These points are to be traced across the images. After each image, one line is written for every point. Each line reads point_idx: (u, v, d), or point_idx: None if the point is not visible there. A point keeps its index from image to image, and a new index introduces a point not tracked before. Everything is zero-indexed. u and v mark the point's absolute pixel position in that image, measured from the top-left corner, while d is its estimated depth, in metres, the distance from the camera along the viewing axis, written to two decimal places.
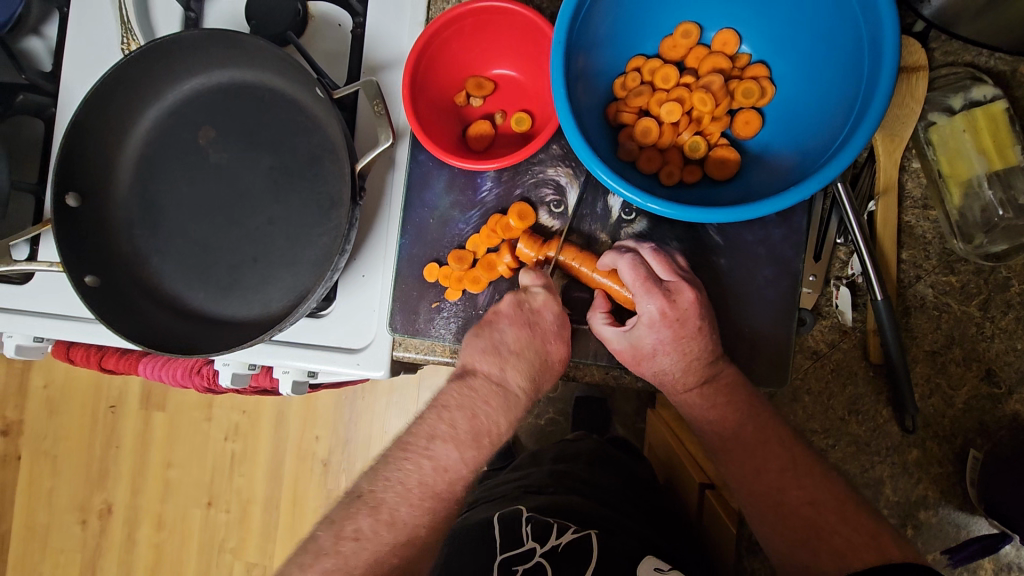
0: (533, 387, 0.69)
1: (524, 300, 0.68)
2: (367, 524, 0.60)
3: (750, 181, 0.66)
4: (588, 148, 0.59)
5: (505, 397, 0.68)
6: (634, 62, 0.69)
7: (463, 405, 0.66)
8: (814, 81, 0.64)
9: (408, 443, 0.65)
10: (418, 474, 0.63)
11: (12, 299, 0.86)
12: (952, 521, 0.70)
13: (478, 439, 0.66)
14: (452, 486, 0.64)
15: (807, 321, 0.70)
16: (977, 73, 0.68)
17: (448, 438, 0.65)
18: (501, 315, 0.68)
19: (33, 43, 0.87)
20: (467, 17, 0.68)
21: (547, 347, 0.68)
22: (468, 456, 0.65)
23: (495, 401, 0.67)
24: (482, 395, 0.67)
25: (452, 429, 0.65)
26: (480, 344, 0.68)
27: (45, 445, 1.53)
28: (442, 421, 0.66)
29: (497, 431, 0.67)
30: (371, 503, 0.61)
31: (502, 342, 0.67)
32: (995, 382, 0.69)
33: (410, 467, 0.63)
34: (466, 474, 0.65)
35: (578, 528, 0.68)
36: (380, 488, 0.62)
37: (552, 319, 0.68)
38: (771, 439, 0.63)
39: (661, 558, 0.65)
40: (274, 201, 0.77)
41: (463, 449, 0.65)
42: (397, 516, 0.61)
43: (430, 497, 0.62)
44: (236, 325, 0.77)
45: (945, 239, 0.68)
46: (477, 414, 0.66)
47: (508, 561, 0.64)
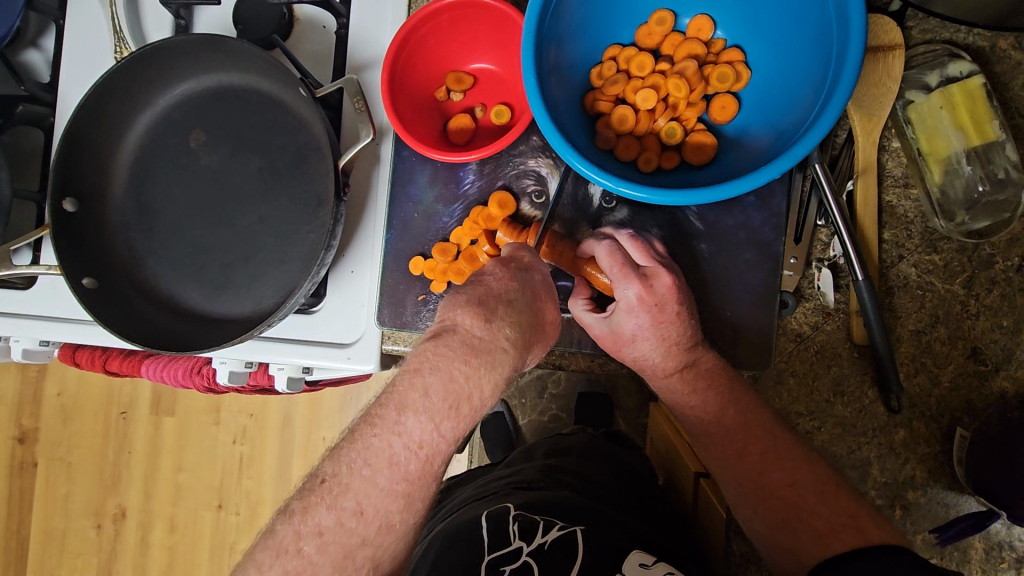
0: (526, 344, 0.55)
1: (511, 259, 0.62)
2: (329, 517, 0.48)
3: (727, 165, 0.67)
4: (562, 139, 0.60)
5: (491, 357, 0.52)
6: (610, 51, 0.70)
7: (438, 368, 0.51)
8: (788, 62, 0.64)
9: (375, 416, 0.50)
10: (388, 454, 0.49)
11: (18, 305, 0.88)
12: (941, 502, 0.70)
13: (457, 408, 0.51)
14: (428, 464, 0.50)
15: (788, 304, 0.70)
16: (954, 49, 0.67)
17: (422, 409, 0.49)
18: (488, 272, 0.59)
19: (30, 55, 0.89)
20: (443, 12, 0.69)
21: (539, 306, 0.59)
22: (445, 428, 0.50)
23: (478, 362, 0.51)
24: (462, 354, 0.51)
25: (426, 399, 0.49)
26: (464, 298, 0.56)
27: (61, 450, 1.57)
28: (414, 388, 0.50)
29: (480, 398, 0.52)
30: (334, 491, 0.49)
31: (490, 290, 0.57)
32: (981, 360, 0.69)
33: (378, 446, 0.49)
34: (446, 449, 0.51)
35: (564, 525, 0.68)
36: (345, 471, 0.49)
37: (539, 279, 0.61)
38: (752, 423, 0.64)
39: (646, 552, 0.66)
40: (262, 201, 0.79)
41: (437, 419, 0.50)
42: (368, 504, 0.48)
43: (403, 480, 0.49)
44: (230, 322, 0.79)
45: (927, 218, 0.68)
46: (455, 378, 0.50)
47: (496, 562, 0.64)
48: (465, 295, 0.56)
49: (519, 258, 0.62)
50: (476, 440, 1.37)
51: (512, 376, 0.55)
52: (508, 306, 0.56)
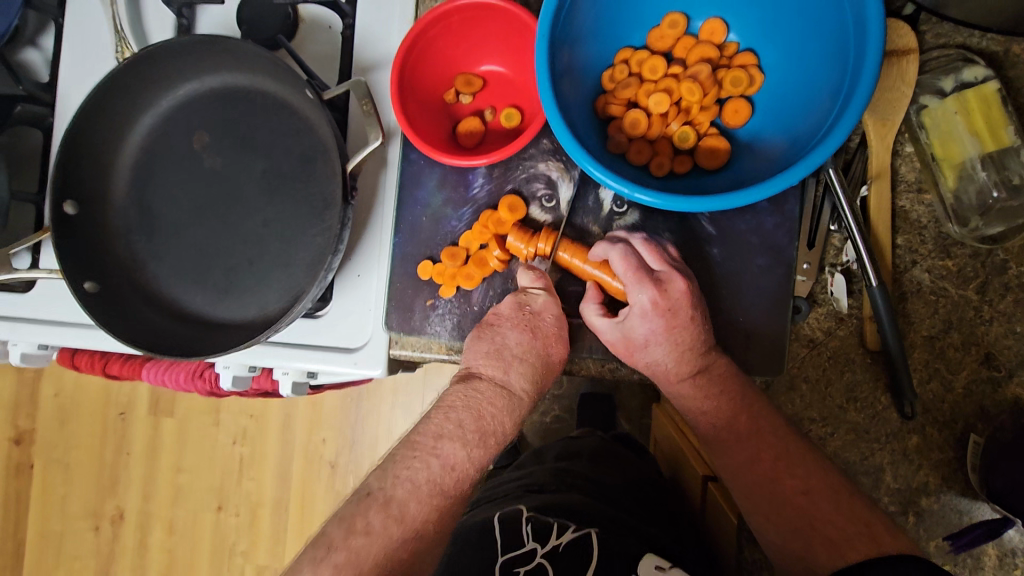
0: (537, 386, 0.65)
1: (524, 301, 0.66)
2: (376, 521, 0.55)
3: (740, 169, 0.66)
4: (577, 143, 0.59)
5: (507, 393, 0.63)
6: (622, 54, 0.69)
7: (468, 405, 0.62)
8: (803, 66, 0.64)
9: (415, 441, 0.60)
10: (426, 473, 0.58)
11: (17, 308, 0.87)
12: (954, 508, 0.69)
13: (484, 439, 0.61)
14: (460, 484, 0.59)
15: (802, 309, 0.70)
16: (968, 54, 0.67)
17: (455, 438, 0.60)
18: (502, 319, 0.66)
19: (30, 53, 0.88)
20: (453, 14, 0.68)
21: (549, 350, 0.66)
22: (474, 454, 0.60)
23: (502, 400, 0.63)
24: (488, 395, 0.63)
25: (459, 429, 0.60)
26: (484, 345, 0.65)
27: (57, 452, 1.55)
28: (447, 421, 0.61)
29: (502, 431, 0.62)
30: (380, 503, 0.56)
31: (506, 340, 0.65)
32: (994, 366, 0.68)
33: (416, 467, 0.58)
34: (473, 474, 0.60)
35: (577, 527, 0.68)
36: (390, 485, 0.57)
37: (551, 322, 0.66)
38: (764, 429, 0.63)
39: (662, 557, 0.65)
40: (267, 203, 0.78)
41: (467, 446, 0.60)
42: (407, 511, 0.56)
43: (438, 496, 0.58)
44: (235, 327, 0.78)
45: (941, 224, 0.68)
46: (483, 414, 0.62)
47: (509, 562, 0.65)
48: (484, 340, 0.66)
49: (531, 301, 0.67)
50: None
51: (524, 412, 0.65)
52: (522, 356, 0.65)
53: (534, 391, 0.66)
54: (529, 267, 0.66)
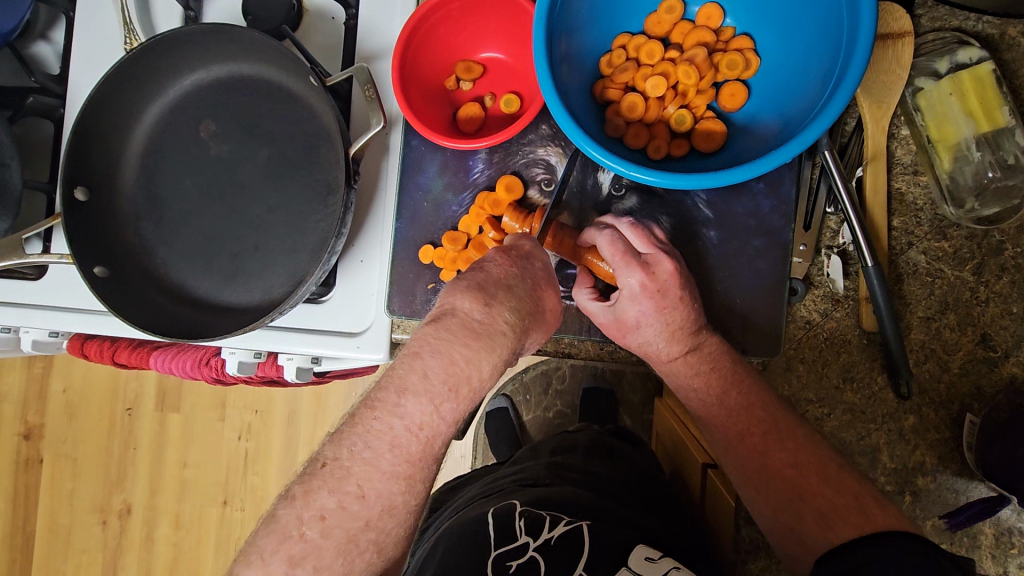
0: (524, 329, 0.55)
1: (511, 246, 0.61)
2: (331, 501, 0.47)
3: (736, 153, 0.67)
4: (574, 124, 0.60)
5: (490, 340, 0.52)
6: (619, 40, 0.70)
7: (438, 351, 0.50)
8: (798, 49, 0.64)
9: (375, 399, 0.49)
10: (389, 437, 0.48)
11: (29, 295, 0.89)
12: (951, 488, 0.69)
13: (458, 390, 0.50)
14: (429, 446, 0.50)
15: (798, 291, 0.70)
16: (964, 37, 0.67)
17: (422, 392, 0.49)
18: (488, 259, 0.59)
19: (40, 47, 0.90)
20: (453, 1, 0.70)
21: (538, 292, 0.58)
22: (446, 410, 0.49)
23: (479, 345, 0.51)
24: (462, 337, 0.51)
25: (426, 382, 0.49)
26: (464, 285, 0.55)
27: (66, 446, 1.57)
28: (414, 372, 0.49)
29: (481, 381, 0.51)
30: (336, 475, 0.48)
31: (490, 276, 0.56)
32: (990, 346, 0.69)
33: (378, 429, 0.48)
34: (446, 431, 0.50)
35: (570, 520, 0.68)
36: (346, 455, 0.48)
37: (539, 267, 0.61)
38: (754, 404, 0.64)
39: (653, 548, 0.65)
40: (272, 190, 0.79)
41: (438, 401, 0.49)
42: (370, 487, 0.48)
43: (404, 463, 0.49)
44: (240, 311, 0.79)
45: (937, 206, 0.68)
46: (455, 361, 0.50)
47: (500, 558, 0.65)
48: (466, 281, 0.56)
49: (520, 247, 0.62)
50: (480, 435, 1.36)
51: (511, 360, 0.54)
52: (508, 291, 0.56)
53: (522, 334, 0.55)
54: (518, 236, 0.64)
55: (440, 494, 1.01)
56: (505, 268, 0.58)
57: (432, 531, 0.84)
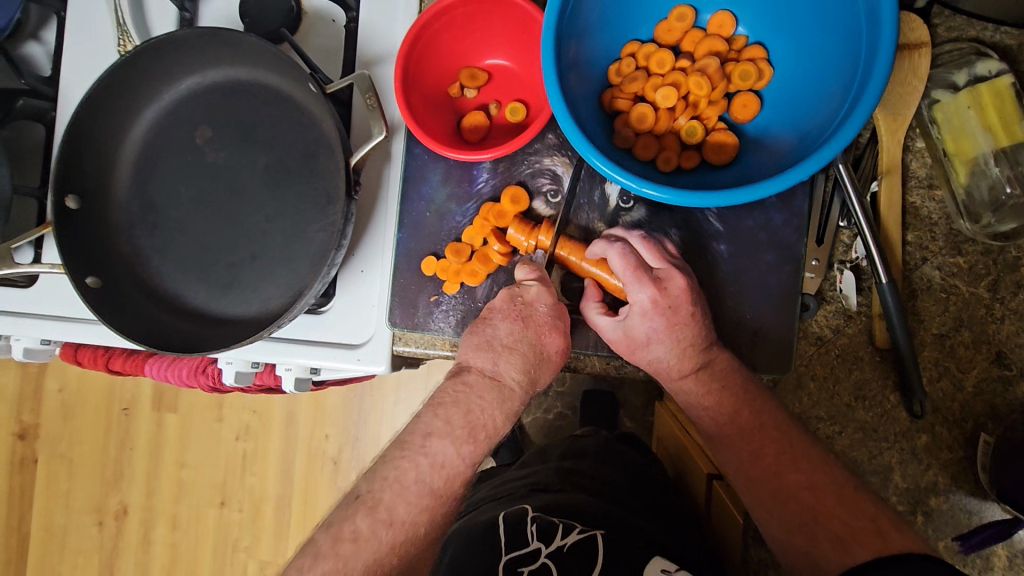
0: (532, 379, 0.61)
1: (518, 291, 0.63)
2: (365, 524, 0.52)
3: (748, 165, 0.65)
4: (583, 138, 0.58)
5: (502, 391, 0.59)
6: (629, 48, 0.68)
7: (458, 401, 0.57)
8: (814, 60, 0.63)
9: (404, 442, 0.56)
10: (415, 472, 0.54)
11: (21, 302, 0.86)
12: (963, 508, 0.68)
13: (475, 434, 0.57)
14: (451, 482, 0.55)
15: (810, 306, 0.69)
16: (981, 48, 0.66)
17: (444, 434, 0.56)
18: (495, 309, 0.62)
19: (31, 47, 0.87)
20: (457, 7, 0.68)
21: (543, 340, 0.62)
22: (465, 452, 0.56)
23: (492, 394, 0.58)
24: (478, 388, 0.58)
25: (448, 425, 0.56)
26: (475, 342, 0.61)
27: (61, 448, 1.55)
28: (437, 417, 0.56)
29: (495, 426, 0.58)
30: (369, 504, 0.53)
31: (497, 336, 0.61)
32: (1005, 364, 0.67)
33: (405, 467, 0.55)
34: (467, 470, 0.56)
35: (583, 528, 0.67)
36: (378, 486, 0.53)
37: (543, 311, 0.62)
38: (767, 424, 0.63)
39: (668, 559, 0.63)
40: (270, 198, 0.77)
41: (458, 444, 0.55)
42: (397, 514, 0.52)
43: None
44: (237, 323, 0.77)
45: (952, 220, 0.67)
46: (473, 409, 0.57)
47: (514, 562, 0.63)
48: (477, 338, 0.62)
49: (525, 292, 0.62)
50: None
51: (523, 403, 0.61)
52: (515, 347, 0.60)
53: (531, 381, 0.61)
54: (529, 269, 0.65)
55: None
56: (511, 319, 0.61)
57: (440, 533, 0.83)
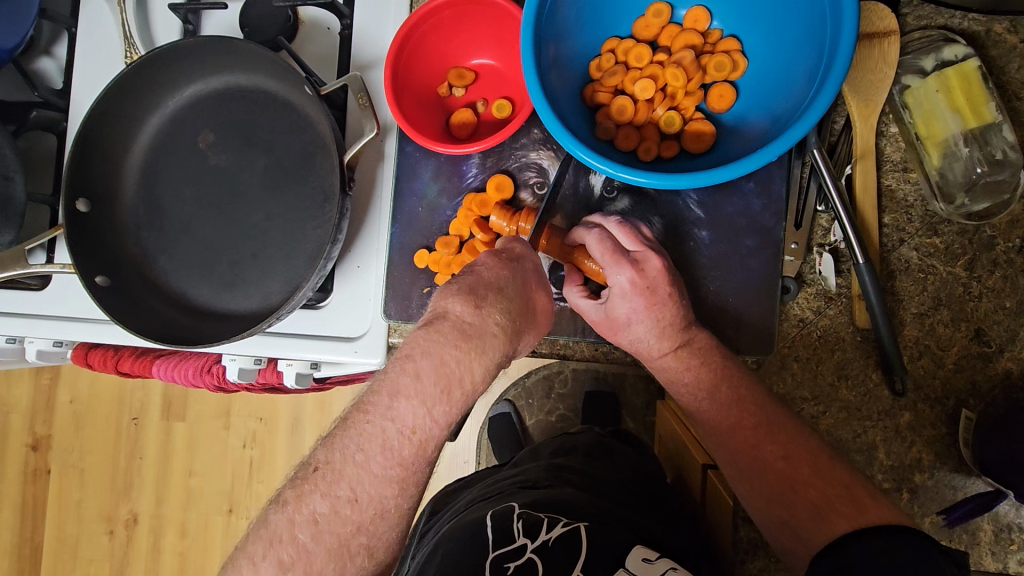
0: (516, 330, 0.56)
1: (502, 249, 0.63)
2: (323, 505, 0.48)
3: (725, 153, 0.68)
4: (565, 130, 0.61)
5: (482, 341, 0.52)
6: (608, 44, 0.71)
7: (430, 353, 0.51)
8: (784, 50, 0.65)
9: (367, 403, 0.50)
10: (380, 440, 0.49)
11: (33, 306, 0.90)
12: (949, 484, 0.69)
13: (449, 392, 0.51)
14: (422, 449, 0.51)
15: (790, 289, 0.71)
16: (949, 34, 0.68)
17: (413, 394, 0.50)
18: (480, 261, 0.59)
19: (43, 63, 0.91)
20: (444, 9, 0.71)
21: (529, 293, 0.60)
22: (437, 413, 0.50)
23: (470, 347, 0.52)
24: (453, 339, 0.52)
25: (418, 383, 0.50)
26: (455, 288, 0.56)
27: (73, 457, 1.59)
28: (406, 373, 0.50)
29: (472, 383, 0.52)
30: (327, 479, 0.49)
31: (482, 278, 0.57)
32: (985, 341, 0.69)
33: (370, 432, 0.49)
34: (438, 433, 0.51)
35: (568, 521, 0.68)
36: (338, 458, 0.49)
37: (531, 268, 0.62)
38: (744, 398, 0.64)
39: (649, 548, 0.66)
40: (270, 198, 0.81)
41: (430, 403, 0.50)
42: (362, 491, 0.49)
43: (396, 466, 0.50)
44: (239, 318, 0.80)
45: (927, 202, 0.68)
46: (446, 363, 0.51)
47: (497, 560, 0.64)
48: (457, 284, 0.57)
49: (512, 250, 0.63)
50: (483, 439, 1.36)
51: (502, 362, 0.55)
52: (499, 293, 0.57)
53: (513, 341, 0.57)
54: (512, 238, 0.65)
55: (441, 497, 1.01)
56: (496, 269, 0.59)
57: (432, 534, 0.83)
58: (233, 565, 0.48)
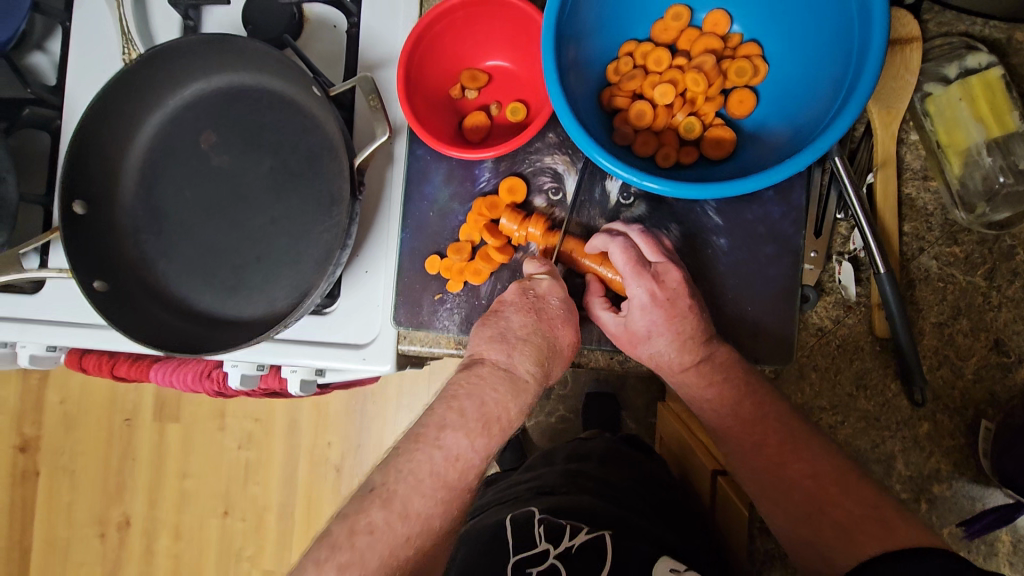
0: (546, 373, 0.58)
1: (529, 286, 0.61)
2: (380, 517, 0.48)
3: (746, 159, 0.67)
4: (586, 134, 0.59)
5: (516, 385, 0.55)
6: (626, 47, 0.69)
7: (473, 393, 0.53)
8: (808, 55, 0.64)
9: (418, 433, 0.51)
10: (429, 466, 0.50)
11: (26, 309, 0.87)
12: (967, 494, 0.69)
13: (489, 428, 0.52)
14: (465, 476, 0.51)
15: (810, 298, 0.70)
16: (972, 42, 0.67)
17: (459, 428, 0.51)
18: (507, 303, 0.60)
19: (37, 58, 0.88)
20: (459, 9, 0.69)
21: (555, 333, 0.59)
22: (480, 445, 0.52)
23: (507, 390, 0.54)
24: (493, 383, 0.54)
25: (462, 418, 0.52)
26: (488, 330, 0.58)
27: (63, 460, 1.55)
28: (451, 411, 0.52)
29: (509, 420, 0.53)
30: (384, 496, 0.49)
31: (510, 326, 0.58)
32: (1004, 352, 0.68)
33: (420, 459, 0.50)
34: (479, 465, 0.53)
35: (591, 528, 0.66)
36: (393, 479, 0.50)
37: (556, 303, 0.60)
38: (770, 415, 0.63)
39: (677, 561, 0.63)
40: (275, 201, 0.78)
41: (472, 437, 0.52)
42: (413, 508, 0.48)
43: (444, 489, 0.50)
44: (242, 325, 0.78)
45: (947, 211, 0.68)
46: (487, 402, 0.53)
47: (521, 563, 0.64)
48: (489, 329, 0.58)
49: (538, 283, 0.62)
50: None
51: (534, 400, 0.57)
52: (528, 338, 0.57)
53: (544, 378, 0.58)
54: (538, 263, 0.64)
55: None
56: (523, 312, 0.59)
57: None
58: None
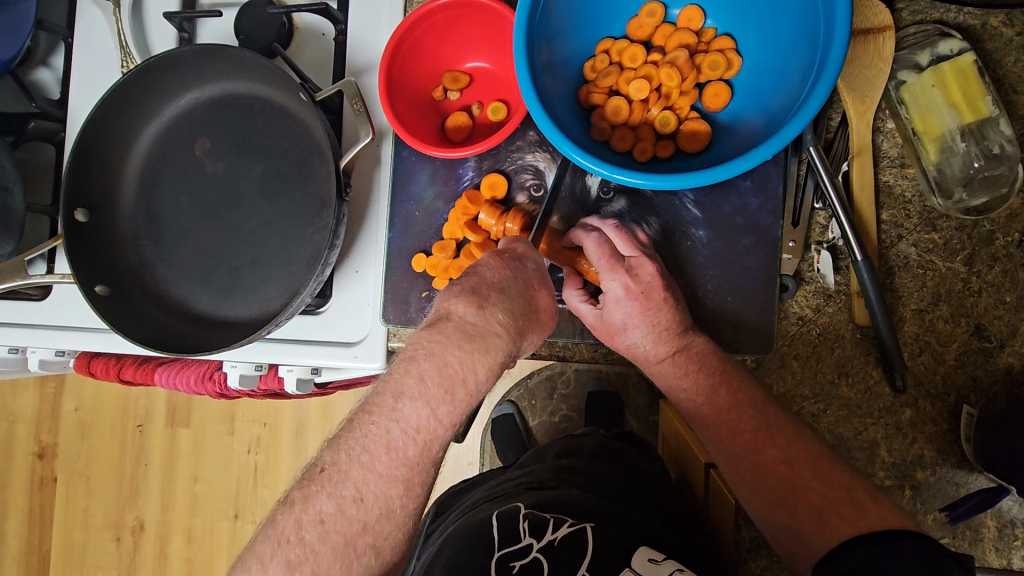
0: (519, 330, 0.55)
1: (505, 250, 0.62)
2: (330, 505, 0.48)
3: (721, 151, 0.68)
4: (559, 131, 0.61)
5: (484, 342, 0.52)
6: (602, 44, 0.71)
7: (433, 355, 0.51)
8: (778, 47, 0.65)
9: (372, 404, 0.51)
10: (385, 441, 0.49)
11: (35, 315, 0.90)
12: (951, 480, 0.69)
13: (453, 393, 0.51)
14: (427, 450, 0.51)
15: (788, 287, 0.71)
16: (944, 28, 0.68)
17: (417, 396, 0.50)
18: (482, 263, 0.59)
19: (40, 73, 0.92)
20: (437, 13, 0.71)
21: (531, 293, 0.58)
22: (442, 413, 0.50)
23: (473, 347, 0.51)
24: (456, 340, 0.51)
25: (422, 385, 0.50)
26: (458, 289, 0.55)
27: (79, 465, 1.59)
28: (409, 374, 0.51)
29: (476, 383, 0.52)
30: (333, 480, 0.49)
31: (484, 279, 0.57)
32: (985, 337, 0.68)
33: (375, 433, 0.50)
34: (443, 434, 0.51)
35: (574, 522, 0.67)
36: (344, 458, 0.49)
37: (533, 267, 0.61)
38: (743, 401, 0.65)
39: (655, 549, 0.65)
40: (267, 205, 0.81)
41: (434, 404, 0.50)
42: (367, 491, 0.49)
43: (402, 466, 0.50)
44: (238, 325, 0.80)
45: (925, 197, 0.68)
46: (450, 364, 0.51)
47: (504, 560, 0.64)
48: (459, 286, 0.56)
49: (513, 249, 0.62)
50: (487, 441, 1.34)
51: (505, 363, 0.55)
52: (501, 293, 0.56)
53: (518, 335, 0.55)
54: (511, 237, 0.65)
55: (445, 500, 1.00)
56: (498, 270, 0.59)
57: (438, 532, 0.83)
58: (241, 565, 0.48)
